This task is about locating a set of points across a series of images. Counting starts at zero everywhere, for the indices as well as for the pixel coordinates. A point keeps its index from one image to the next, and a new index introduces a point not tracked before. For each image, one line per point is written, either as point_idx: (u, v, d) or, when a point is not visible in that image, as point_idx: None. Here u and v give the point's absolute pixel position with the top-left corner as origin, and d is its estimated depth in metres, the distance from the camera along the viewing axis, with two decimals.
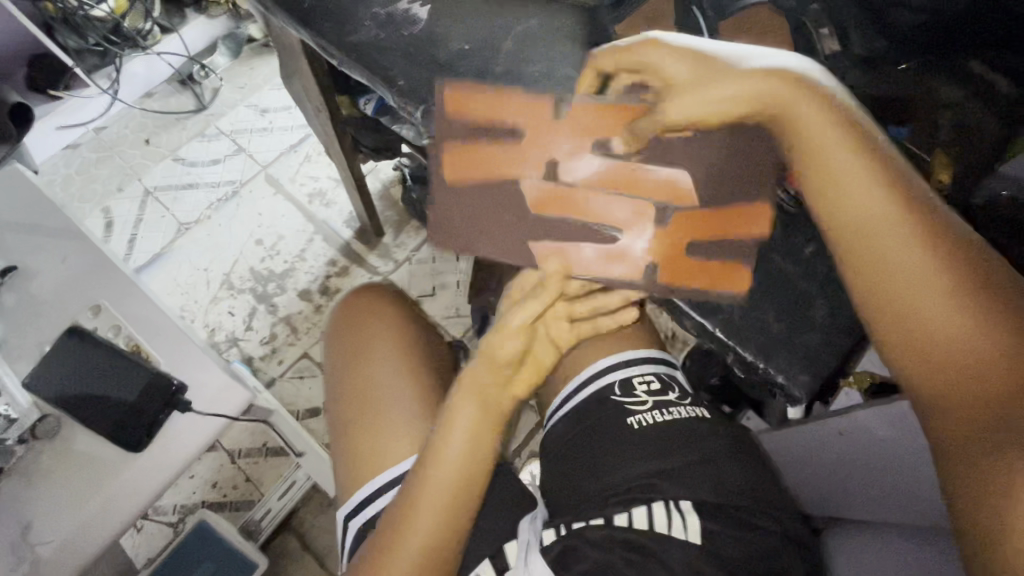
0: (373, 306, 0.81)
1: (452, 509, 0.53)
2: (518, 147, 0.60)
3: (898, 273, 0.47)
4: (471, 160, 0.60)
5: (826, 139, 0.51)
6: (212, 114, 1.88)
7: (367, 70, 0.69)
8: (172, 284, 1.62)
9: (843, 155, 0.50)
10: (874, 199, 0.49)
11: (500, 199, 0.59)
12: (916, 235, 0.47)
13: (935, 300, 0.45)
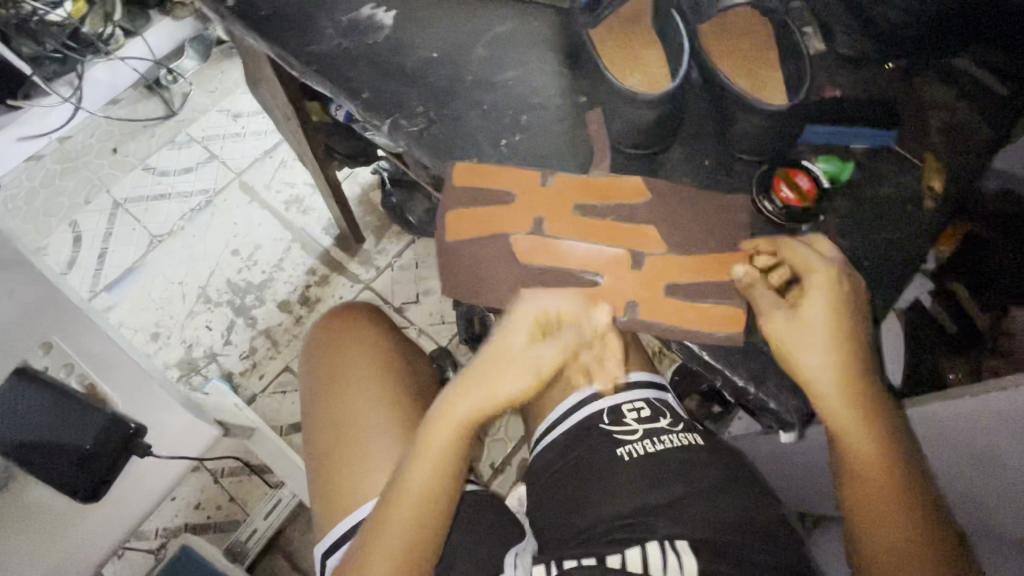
0: (350, 328, 0.79)
1: (449, 474, 0.56)
2: (517, 204, 0.56)
3: (877, 514, 0.50)
4: (472, 221, 0.56)
5: (831, 360, 0.49)
6: (182, 120, 1.82)
7: (329, 81, 0.64)
8: (146, 300, 1.56)
9: (824, 359, 0.48)
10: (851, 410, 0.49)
11: (494, 202, 0.56)
12: (886, 476, 0.50)
13: (893, 540, 0.50)
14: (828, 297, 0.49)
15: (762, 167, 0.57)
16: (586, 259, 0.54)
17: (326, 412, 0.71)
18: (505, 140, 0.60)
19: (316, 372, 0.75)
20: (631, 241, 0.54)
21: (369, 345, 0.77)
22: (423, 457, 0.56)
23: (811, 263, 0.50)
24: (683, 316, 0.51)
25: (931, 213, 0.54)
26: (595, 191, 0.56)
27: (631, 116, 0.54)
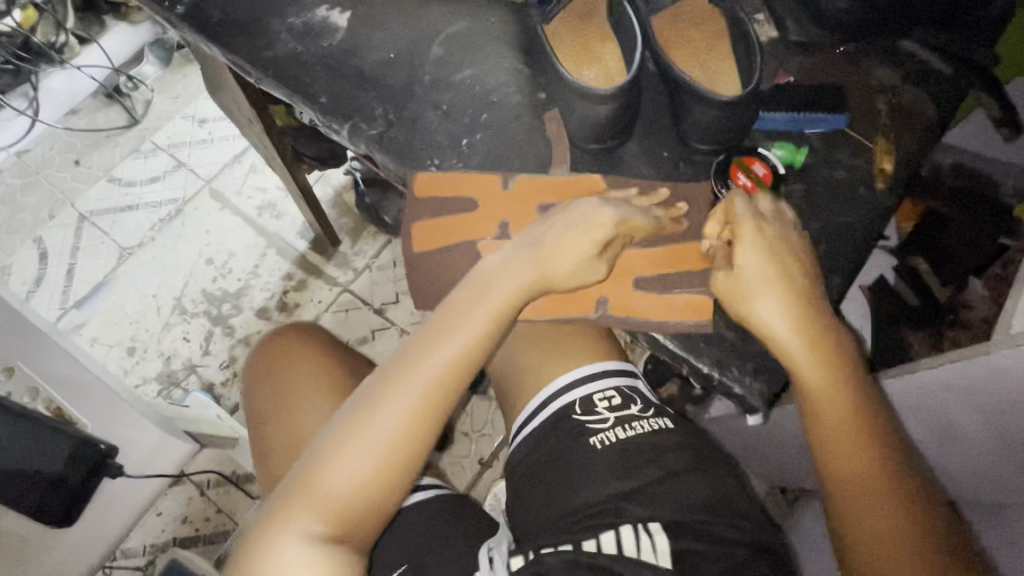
0: (288, 346, 0.81)
1: (386, 459, 0.50)
2: (478, 211, 0.57)
3: (865, 492, 0.48)
4: (437, 232, 0.58)
5: (794, 325, 0.49)
6: (146, 128, 1.78)
7: (286, 88, 0.64)
8: (120, 314, 1.53)
9: (788, 325, 0.49)
10: (821, 375, 0.49)
11: (458, 206, 0.57)
12: (863, 448, 0.48)
13: (886, 518, 0.47)
14: (771, 256, 0.51)
15: (720, 155, 0.58)
16: (545, 255, 0.53)
17: (277, 429, 0.75)
18: (465, 140, 0.60)
19: (264, 393, 0.78)
20: (588, 233, 0.52)
21: (314, 360, 0.79)
22: (348, 438, 0.50)
23: (744, 221, 0.52)
24: (641, 311, 0.52)
25: (883, 193, 0.56)
26: (558, 189, 0.57)
27: (588, 112, 0.54)
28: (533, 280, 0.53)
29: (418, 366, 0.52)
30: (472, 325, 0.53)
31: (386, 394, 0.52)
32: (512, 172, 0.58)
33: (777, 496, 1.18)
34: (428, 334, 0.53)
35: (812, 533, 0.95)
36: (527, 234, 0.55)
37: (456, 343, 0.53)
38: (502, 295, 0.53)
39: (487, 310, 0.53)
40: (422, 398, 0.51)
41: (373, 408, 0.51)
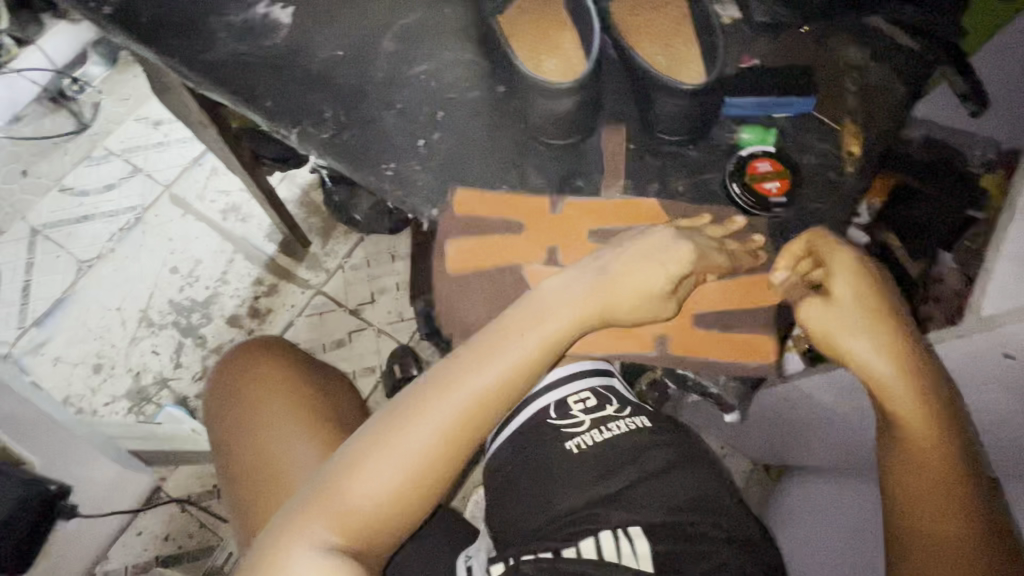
0: (259, 363, 0.77)
1: (412, 479, 0.48)
2: (526, 235, 0.54)
3: (933, 511, 0.46)
4: (480, 253, 0.54)
5: (879, 349, 0.47)
6: (97, 133, 1.69)
7: (228, 91, 0.59)
8: (83, 330, 1.46)
9: (878, 352, 0.47)
10: (910, 397, 0.46)
11: (507, 230, 0.54)
12: (948, 475, 0.46)
13: (950, 538, 0.46)
14: (852, 283, 0.48)
15: (688, 146, 0.56)
16: (613, 287, 0.49)
17: (248, 444, 0.72)
18: (422, 140, 0.57)
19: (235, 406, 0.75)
20: (657, 273, 0.48)
21: (282, 374, 0.77)
22: (373, 450, 0.49)
23: (837, 249, 0.49)
24: (707, 347, 0.52)
25: (853, 178, 0.54)
26: (600, 213, 0.54)
27: (547, 107, 0.52)
28: (595, 308, 0.50)
29: (456, 384, 0.49)
30: (516, 351, 0.49)
31: (415, 410, 0.49)
32: (473, 173, 0.55)
33: (761, 474, 1.19)
34: (464, 358, 0.50)
35: (792, 508, 0.96)
36: (588, 265, 0.51)
37: (503, 366, 0.49)
38: (558, 324, 0.50)
39: (537, 338, 0.50)
40: (452, 420, 0.49)
41: (402, 424, 0.49)
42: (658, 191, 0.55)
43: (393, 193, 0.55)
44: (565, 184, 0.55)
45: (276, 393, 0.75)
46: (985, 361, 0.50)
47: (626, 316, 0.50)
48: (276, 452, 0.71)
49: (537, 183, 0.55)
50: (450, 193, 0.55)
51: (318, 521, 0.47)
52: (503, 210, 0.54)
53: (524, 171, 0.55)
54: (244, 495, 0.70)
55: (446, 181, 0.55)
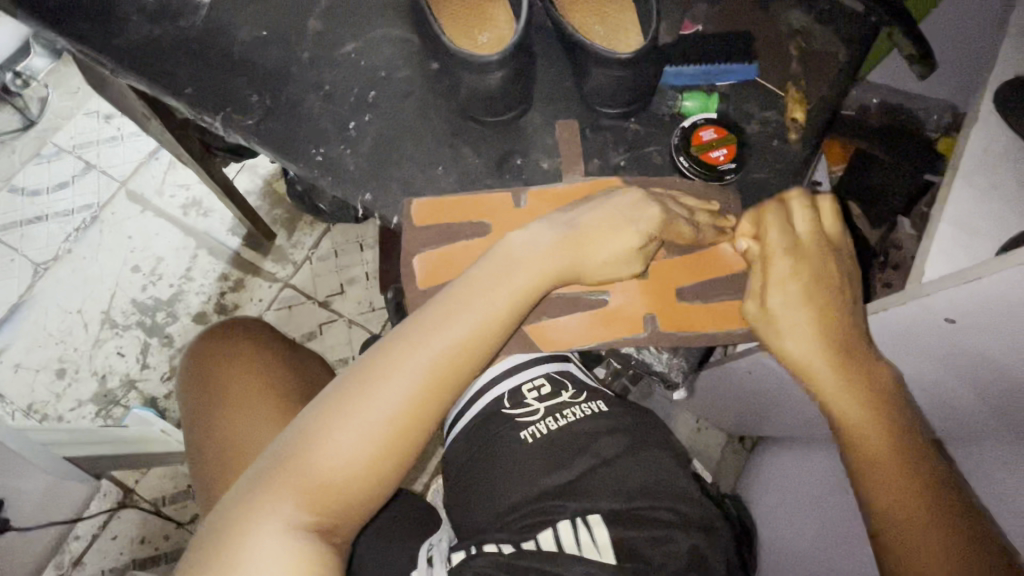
0: (219, 344, 0.67)
1: (385, 440, 0.45)
2: (497, 235, 0.51)
3: (892, 489, 0.46)
4: (450, 263, 0.51)
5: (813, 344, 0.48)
6: (45, 129, 1.57)
7: (144, 78, 0.56)
8: (43, 335, 1.39)
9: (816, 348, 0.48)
10: (844, 389, 0.48)
11: (471, 232, 0.51)
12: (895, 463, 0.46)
13: (922, 515, 0.45)
14: (804, 282, 0.48)
15: (630, 118, 0.54)
16: (577, 242, 0.49)
17: (217, 431, 0.62)
18: (352, 123, 0.54)
19: (204, 388, 0.65)
20: (625, 235, 0.48)
21: (257, 355, 0.67)
22: (341, 410, 0.45)
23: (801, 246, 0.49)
24: (700, 328, 0.49)
25: (798, 145, 0.53)
26: (571, 198, 0.51)
27: (478, 82, 0.49)
28: (568, 261, 0.48)
29: (430, 337, 0.46)
30: (488, 302, 0.47)
31: (386, 367, 0.46)
32: (406, 155, 0.53)
33: (735, 445, 1.19)
34: (431, 313, 0.47)
35: (773, 484, 0.96)
36: (553, 222, 0.50)
37: (477, 316, 0.47)
38: (526, 276, 0.48)
39: (508, 293, 0.47)
40: (427, 375, 0.46)
41: (372, 381, 0.45)
42: (600, 166, 0.53)
43: (323, 179, 0.53)
44: (502, 163, 0.53)
45: (243, 371, 0.65)
46: (927, 328, 0.49)
47: (594, 276, 0.49)
48: (251, 439, 0.61)
49: (474, 163, 0.53)
50: (408, 206, 0.51)
51: (283, 490, 0.43)
52: (439, 192, 0.52)
53: (460, 150, 0.53)
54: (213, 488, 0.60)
55: (379, 164, 0.53)
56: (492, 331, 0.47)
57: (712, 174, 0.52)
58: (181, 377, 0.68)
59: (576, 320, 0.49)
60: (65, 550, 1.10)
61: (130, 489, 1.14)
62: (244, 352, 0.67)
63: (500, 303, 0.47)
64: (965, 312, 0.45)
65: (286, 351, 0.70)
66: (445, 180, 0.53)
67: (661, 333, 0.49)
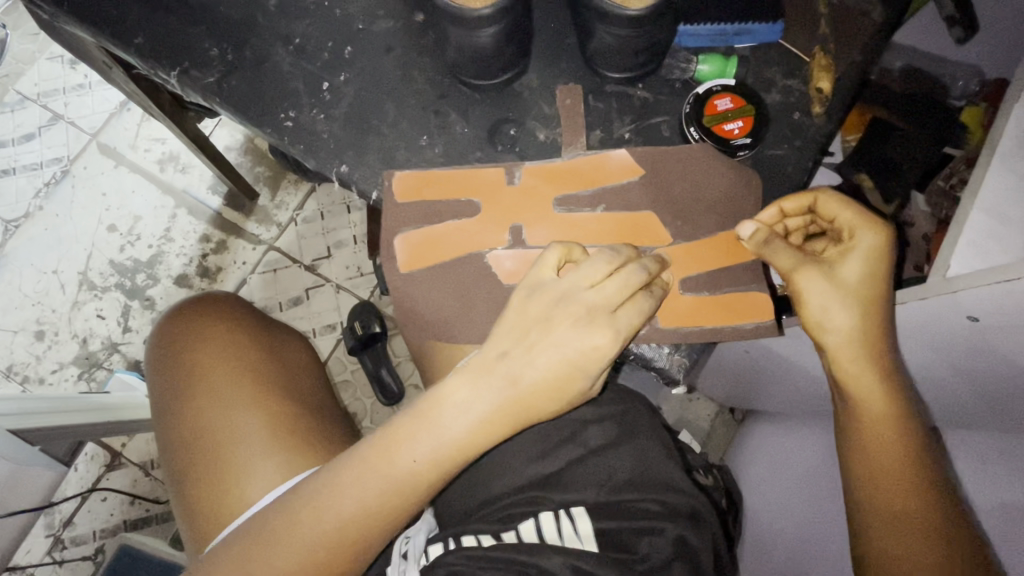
0: (196, 319, 0.67)
1: (395, 495, 0.44)
2: (486, 216, 0.46)
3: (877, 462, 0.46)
4: (433, 246, 0.46)
5: (854, 306, 0.45)
6: (6, 75, 1.44)
7: (89, 26, 0.49)
8: (18, 296, 1.31)
9: (853, 327, 0.45)
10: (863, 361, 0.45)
11: (458, 211, 0.46)
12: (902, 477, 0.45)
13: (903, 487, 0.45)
14: (837, 264, 0.45)
15: (638, 84, 0.49)
16: (570, 358, 0.42)
17: (185, 418, 0.62)
18: (327, 84, 0.48)
19: (171, 371, 0.64)
20: (589, 359, 0.42)
21: (224, 335, 0.66)
22: (324, 485, 0.44)
23: (867, 224, 0.45)
24: (705, 326, 0.45)
25: (822, 120, 0.48)
26: (578, 175, 0.46)
27: (468, 41, 0.43)
28: (511, 403, 0.43)
29: (384, 454, 0.44)
30: (430, 438, 0.44)
31: (320, 500, 0.44)
32: (385, 122, 0.48)
33: (726, 416, 1.18)
34: (474, 381, 0.43)
35: (757, 455, 0.94)
36: (501, 341, 0.43)
37: (415, 456, 0.43)
38: (464, 423, 0.43)
39: (551, 356, 0.43)
40: (362, 510, 0.43)
41: (306, 506, 0.44)
42: (602, 138, 0.48)
43: (295, 147, 0.47)
44: (494, 132, 0.48)
45: (216, 352, 0.64)
46: (950, 325, 0.45)
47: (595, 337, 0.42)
48: (222, 424, 0.61)
49: (462, 132, 0.48)
50: (389, 181, 0.46)
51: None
52: (423, 165, 0.47)
53: (447, 118, 0.48)
54: (184, 474, 0.60)
55: (356, 132, 0.48)
56: (554, 389, 0.43)
57: (726, 151, 0.46)
58: (149, 350, 0.68)
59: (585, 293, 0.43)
60: (56, 511, 1.08)
61: (117, 452, 1.12)
62: (220, 332, 0.66)
63: (563, 359, 0.42)
64: (990, 310, 0.41)
65: (264, 328, 0.69)
66: (431, 151, 0.47)
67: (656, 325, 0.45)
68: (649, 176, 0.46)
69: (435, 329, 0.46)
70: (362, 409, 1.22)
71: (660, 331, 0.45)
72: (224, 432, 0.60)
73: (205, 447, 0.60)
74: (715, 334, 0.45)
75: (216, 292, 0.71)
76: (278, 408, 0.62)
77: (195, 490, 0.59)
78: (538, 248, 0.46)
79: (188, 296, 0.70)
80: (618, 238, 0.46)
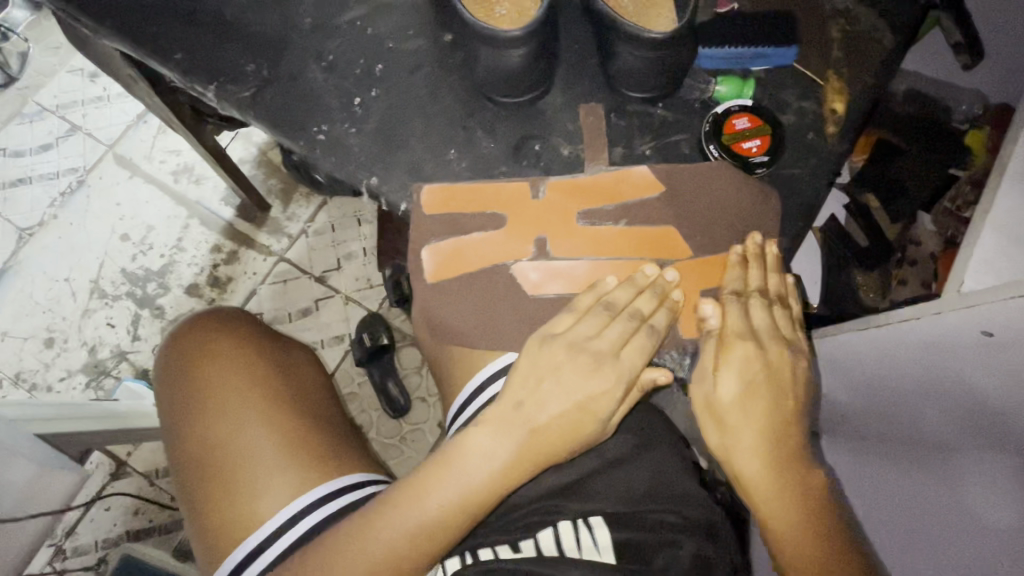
0: (209, 335, 0.67)
1: (427, 530, 0.45)
2: (510, 228, 0.47)
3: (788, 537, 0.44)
4: (459, 257, 0.47)
5: (747, 360, 0.45)
6: (27, 87, 1.46)
7: (129, 41, 0.51)
8: (30, 303, 1.32)
9: (734, 368, 0.45)
10: (738, 413, 0.45)
11: (484, 223, 0.48)
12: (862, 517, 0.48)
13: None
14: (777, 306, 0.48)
15: (659, 104, 0.50)
16: (587, 399, 0.46)
17: (195, 434, 0.62)
18: (358, 99, 0.50)
19: (181, 387, 0.65)
20: (598, 402, 0.46)
21: (230, 351, 0.66)
22: (358, 522, 0.47)
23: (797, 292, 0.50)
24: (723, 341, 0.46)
25: (836, 140, 0.49)
26: (601, 189, 0.48)
27: (497, 60, 0.45)
28: (527, 453, 0.46)
29: (420, 493, 0.46)
30: (452, 481, 0.46)
31: (357, 544, 0.46)
32: (414, 137, 0.49)
33: None
34: (495, 420, 0.46)
35: None
36: (515, 393, 0.46)
37: (441, 498, 0.46)
38: (481, 468, 0.46)
39: (574, 399, 0.46)
40: (394, 541, 0.45)
41: (345, 540, 0.46)
42: (623, 155, 0.49)
43: (326, 160, 0.49)
44: (518, 147, 0.49)
45: (229, 367, 0.65)
46: (962, 344, 0.46)
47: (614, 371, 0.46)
48: (232, 439, 0.61)
49: (487, 147, 0.49)
50: (418, 193, 0.48)
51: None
52: (450, 178, 0.49)
53: (473, 133, 0.49)
54: (198, 491, 0.60)
55: (385, 145, 0.49)
56: (574, 426, 0.46)
57: (744, 168, 0.48)
58: (159, 367, 0.68)
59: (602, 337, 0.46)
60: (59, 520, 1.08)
61: (122, 461, 1.11)
62: (233, 347, 0.67)
63: (579, 401, 0.46)
64: (1004, 326, 0.42)
65: (276, 343, 0.70)
66: (457, 164, 0.49)
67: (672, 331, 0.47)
68: (670, 191, 0.48)
69: (460, 338, 0.47)
70: (369, 421, 1.22)
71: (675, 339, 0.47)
72: (238, 447, 0.61)
73: (217, 463, 0.61)
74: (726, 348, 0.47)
75: (226, 307, 0.72)
76: (294, 422, 0.63)
77: (208, 506, 0.60)
78: (562, 260, 0.47)
79: (199, 311, 0.71)
80: (639, 250, 0.47)
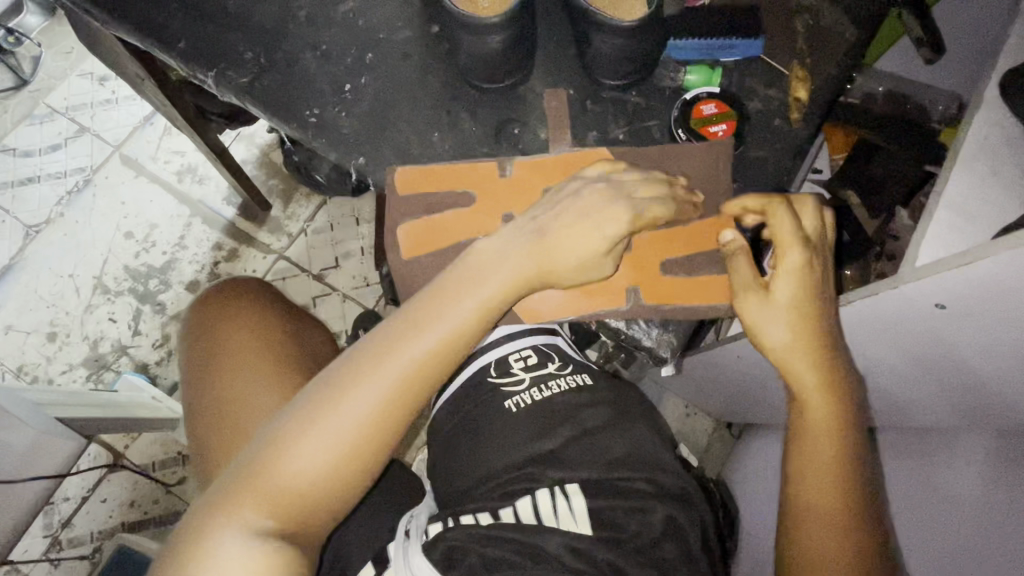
0: (232, 300, 0.70)
1: (346, 447, 0.44)
2: (479, 204, 0.50)
3: (813, 452, 0.47)
4: (432, 231, 0.50)
5: (799, 271, 0.47)
6: (37, 89, 1.50)
7: (136, 32, 0.54)
8: (34, 298, 1.34)
9: (786, 274, 0.47)
10: (788, 312, 0.47)
11: (456, 200, 0.50)
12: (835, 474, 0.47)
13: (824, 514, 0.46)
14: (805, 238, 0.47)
15: (631, 91, 0.53)
16: (488, 297, 0.46)
17: (210, 394, 0.64)
18: (349, 85, 0.53)
19: (202, 346, 0.67)
20: (490, 309, 0.46)
21: (254, 318, 0.69)
22: (297, 428, 0.44)
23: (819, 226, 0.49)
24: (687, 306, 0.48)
25: (799, 126, 0.52)
26: (566, 168, 0.51)
27: (480, 46, 0.48)
28: (388, 407, 0.45)
29: (342, 398, 0.44)
30: (363, 393, 0.44)
31: (281, 456, 0.43)
32: (400, 120, 0.52)
33: (723, 431, 1.18)
34: (392, 333, 0.46)
35: (752, 468, 0.94)
36: (435, 308, 0.46)
37: (353, 410, 0.44)
38: (393, 374, 0.45)
39: (476, 302, 0.46)
40: (328, 451, 0.43)
41: (284, 448, 0.43)
42: (598, 139, 0.52)
43: (317, 141, 0.52)
44: (499, 131, 0.52)
45: (250, 333, 0.67)
46: (918, 312, 0.49)
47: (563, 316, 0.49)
48: (244, 398, 0.63)
49: (470, 130, 0.52)
50: (392, 174, 0.50)
51: (257, 508, 0.42)
52: (434, 159, 0.52)
53: (457, 117, 0.52)
54: (204, 450, 0.62)
55: (374, 128, 0.52)
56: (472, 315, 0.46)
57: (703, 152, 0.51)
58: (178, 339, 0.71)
59: (554, 295, 0.49)
60: (55, 512, 1.08)
61: (119, 454, 1.11)
62: (256, 314, 0.69)
63: (483, 302, 0.46)
64: (956, 298, 0.45)
65: (295, 315, 0.73)
66: (441, 146, 0.52)
67: (638, 299, 0.48)
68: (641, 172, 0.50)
69: None
70: None
71: (644, 309, 0.48)
72: (248, 406, 0.63)
73: (227, 422, 0.62)
74: (695, 312, 0.48)
75: (251, 278, 0.75)
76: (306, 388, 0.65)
77: (212, 460, 0.61)
78: None
79: (227, 279, 0.74)
80: None
